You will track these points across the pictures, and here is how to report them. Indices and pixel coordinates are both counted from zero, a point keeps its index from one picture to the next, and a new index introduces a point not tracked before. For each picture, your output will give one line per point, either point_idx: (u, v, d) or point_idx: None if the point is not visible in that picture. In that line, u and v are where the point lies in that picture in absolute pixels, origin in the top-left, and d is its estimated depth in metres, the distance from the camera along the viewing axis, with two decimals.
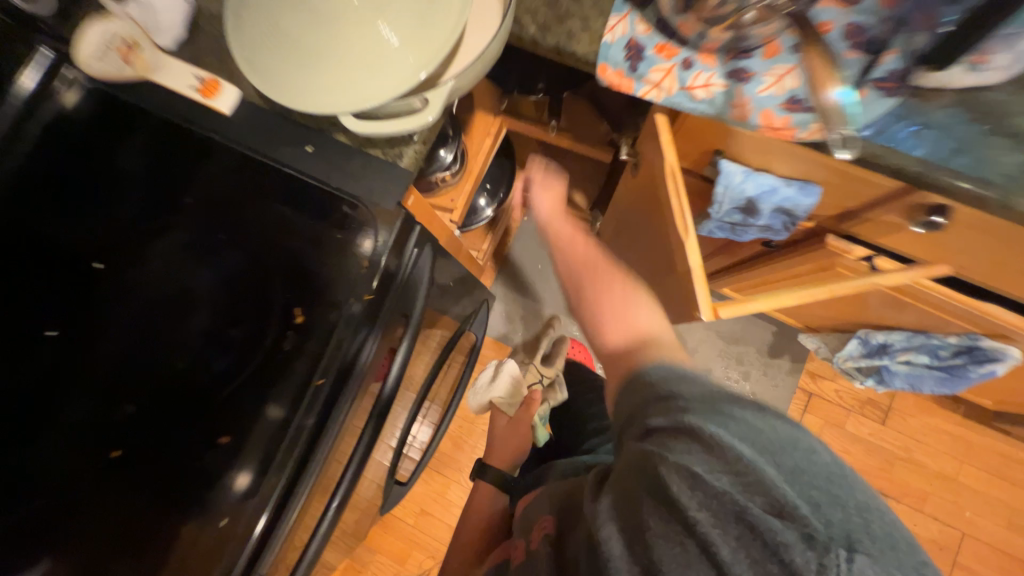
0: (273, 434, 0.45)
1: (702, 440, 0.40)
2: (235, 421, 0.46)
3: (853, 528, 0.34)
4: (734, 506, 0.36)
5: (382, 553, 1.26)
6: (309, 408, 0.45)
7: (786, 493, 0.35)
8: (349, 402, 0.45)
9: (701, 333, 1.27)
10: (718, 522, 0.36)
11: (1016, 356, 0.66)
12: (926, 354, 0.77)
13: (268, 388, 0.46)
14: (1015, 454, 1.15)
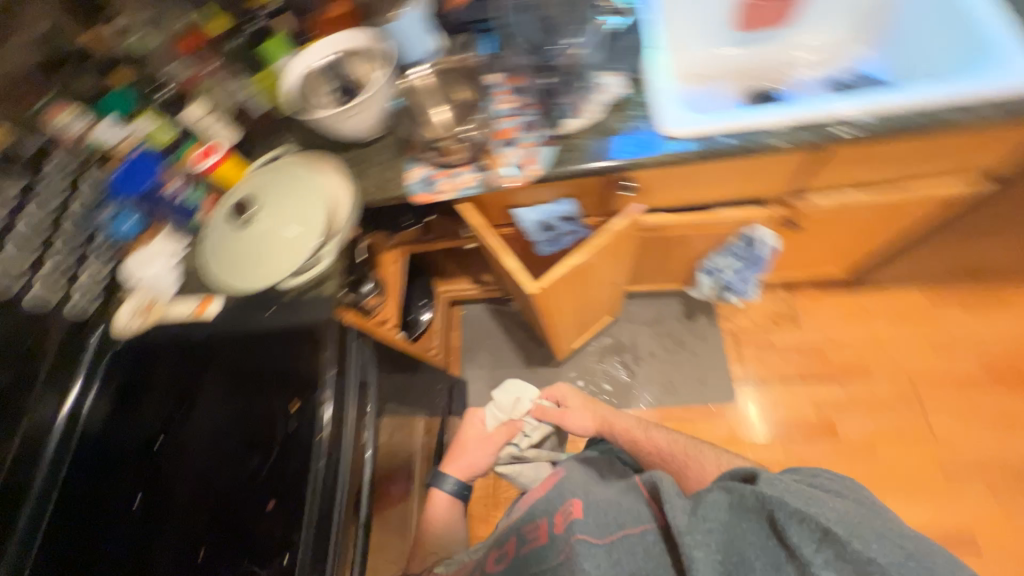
0: (303, 481, 0.67)
1: (793, 512, 0.51)
2: (274, 486, 0.67)
3: (908, 546, 0.49)
4: (854, 558, 0.47)
5: None
6: (323, 451, 0.70)
7: (861, 535, 0.49)
8: (348, 437, 0.72)
9: (629, 328, 1.51)
10: (838, 566, 0.48)
11: (763, 228, 0.97)
12: (733, 257, 1.07)
13: (290, 455, 0.69)
14: (900, 298, 1.39)
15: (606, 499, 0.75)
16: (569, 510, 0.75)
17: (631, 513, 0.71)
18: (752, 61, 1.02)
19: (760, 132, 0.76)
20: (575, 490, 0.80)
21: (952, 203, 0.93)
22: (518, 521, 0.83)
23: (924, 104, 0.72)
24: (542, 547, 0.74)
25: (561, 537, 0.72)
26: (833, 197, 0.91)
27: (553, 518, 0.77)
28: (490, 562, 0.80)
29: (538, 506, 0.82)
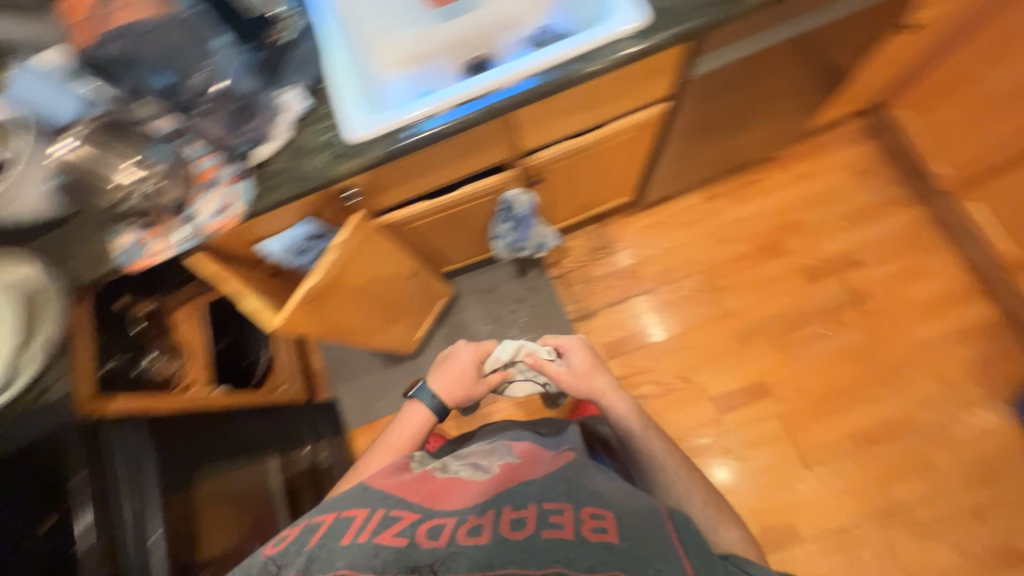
0: None
1: None
2: None
3: None
4: None
5: None
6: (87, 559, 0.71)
7: None
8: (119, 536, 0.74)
9: (474, 299, 1.59)
10: None
11: (513, 189, 1.06)
12: (508, 218, 1.15)
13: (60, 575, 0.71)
14: (686, 203, 1.58)
15: (638, 515, 0.75)
16: (602, 521, 0.72)
17: (646, 522, 0.73)
18: (461, 31, 1.04)
19: (439, 120, 0.80)
20: (605, 501, 0.77)
21: (657, 125, 1.05)
22: (513, 490, 0.79)
23: (564, 60, 0.78)
24: (542, 548, 0.68)
25: (566, 544, 0.68)
26: (555, 148, 0.99)
27: (581, 514, 0.73)
28: (433, 526, 0.74)
29: (562, 492, 0.78)
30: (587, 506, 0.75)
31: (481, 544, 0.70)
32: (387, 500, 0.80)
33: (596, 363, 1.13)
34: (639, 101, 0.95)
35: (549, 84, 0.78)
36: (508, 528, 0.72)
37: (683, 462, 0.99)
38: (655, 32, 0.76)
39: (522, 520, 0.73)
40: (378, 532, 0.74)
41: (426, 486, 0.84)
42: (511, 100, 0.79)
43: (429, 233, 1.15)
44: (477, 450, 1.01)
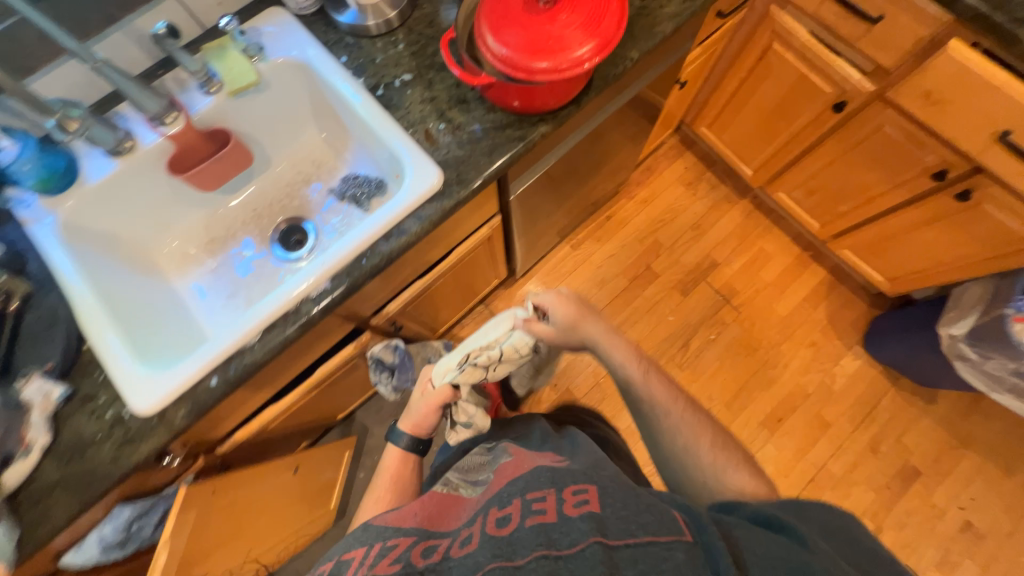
0: None
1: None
2: None
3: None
4: None
5: None
6: None
7: None
8: None
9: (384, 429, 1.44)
10: None
11: (376, 346, 0.94)
12: (381, 372, 1.02)
13: None
14: (557, 255, 1.61)
15: (626, 485, 0.55)
16: (585, 493, 0.53)
17: (636, 485, 0.54)
18: (255, 201, 0.90)
19: (248, 346, 0.65)
20: (593, 474, 0.58)
21: (500, 231, 1.02)
22: (510, 490, 0.60)
23: (376, 240, 0.69)
24: (533, 535, 0.49)
25: (554, 523, 0.50)
26: (405, 296, 0.90)
27: (563, 494, 0.54)
28: (428, 547, 0.55)
29: (547, 478, 0.59)
30: (570, 484, 0.56)
31: (505, 539, 0.50)
32: (378, 531, 0.60)
33: (583, 305, 0.78)
34: (473, 227, 0.90)
35: (367, 267, 0.68)
36: (490, 528, 0.53)
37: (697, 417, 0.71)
38: (457, 186, 0.72)
39: (508, 516, 0.54)
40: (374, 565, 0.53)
41: (417, 511, 0.64)
42: (329, 297, 0.67)
43: (299, 416, 0.99)
44: (476, 461, 0.81)
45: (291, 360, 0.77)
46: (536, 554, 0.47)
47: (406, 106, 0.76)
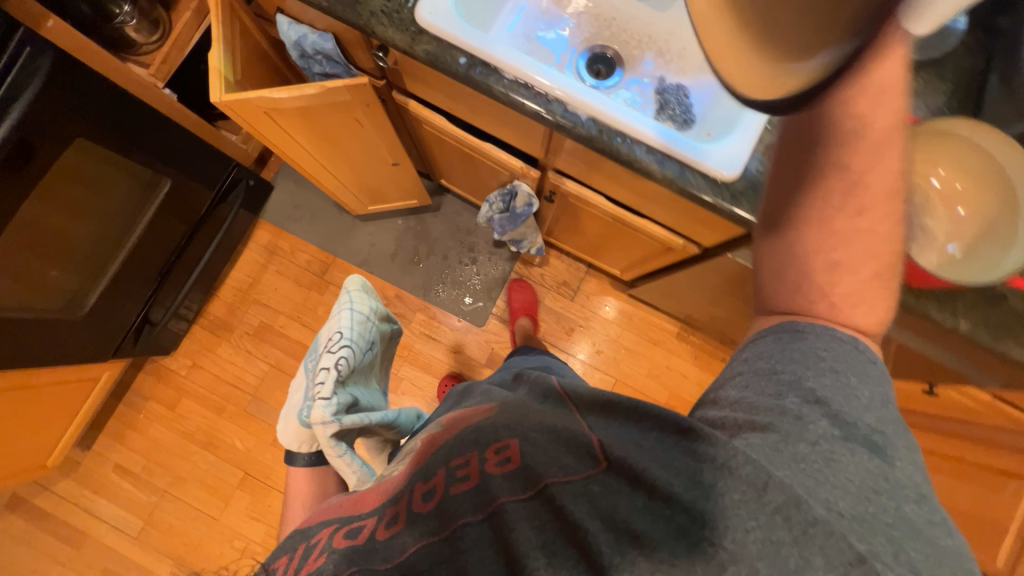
0: None
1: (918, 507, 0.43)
2: None
3: None
4: None
5: (154, 400, 1.45)
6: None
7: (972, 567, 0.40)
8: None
9: (443, 225, 1.54)
10: None
11: (525, 188, 0.98)
12: (502, 201, 1.08)
13: None
14: (660, 322, 1.55)
15: (545, 421, 0.54)
16: (507, 453, 0.51)
17: (555, 423, 0.53)
18: (621, 19, 0.91)
19: (500, 75, 0.69)
20: (508, 417, 0.57)
21: (680, 257, 0.97)
22: (433, 458, 0.56)
23: (643, 142, 0.67)
24: (447, 508, 0.49)
25: (464, 494, 0.49)
26: (585, 193, 0.90)
27: (485, 453, 0.53)
28: (353, 526, 0.52)
29: (470, 438, 0.56)
30: (493, 440, 0.54)
31: (431, 511, 0.50)
32: (309, 530, 0.56)
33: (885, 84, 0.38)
34: (677, 228, 0.86)
35: (615, 148, 0.68)
36: (416, 501, 0.51)
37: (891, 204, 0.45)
38: (727, 198, 0.68)
39: (434, 488, 0.52)
40: (318, 555, 0.51)
41: (350, 497, 0.61)
42: (572, 124, 0.68)
43: (439, 147, 1.07)
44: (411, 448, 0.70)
45: (491, 118, 0.82)
46: (462, 523, 0.47)
47: None
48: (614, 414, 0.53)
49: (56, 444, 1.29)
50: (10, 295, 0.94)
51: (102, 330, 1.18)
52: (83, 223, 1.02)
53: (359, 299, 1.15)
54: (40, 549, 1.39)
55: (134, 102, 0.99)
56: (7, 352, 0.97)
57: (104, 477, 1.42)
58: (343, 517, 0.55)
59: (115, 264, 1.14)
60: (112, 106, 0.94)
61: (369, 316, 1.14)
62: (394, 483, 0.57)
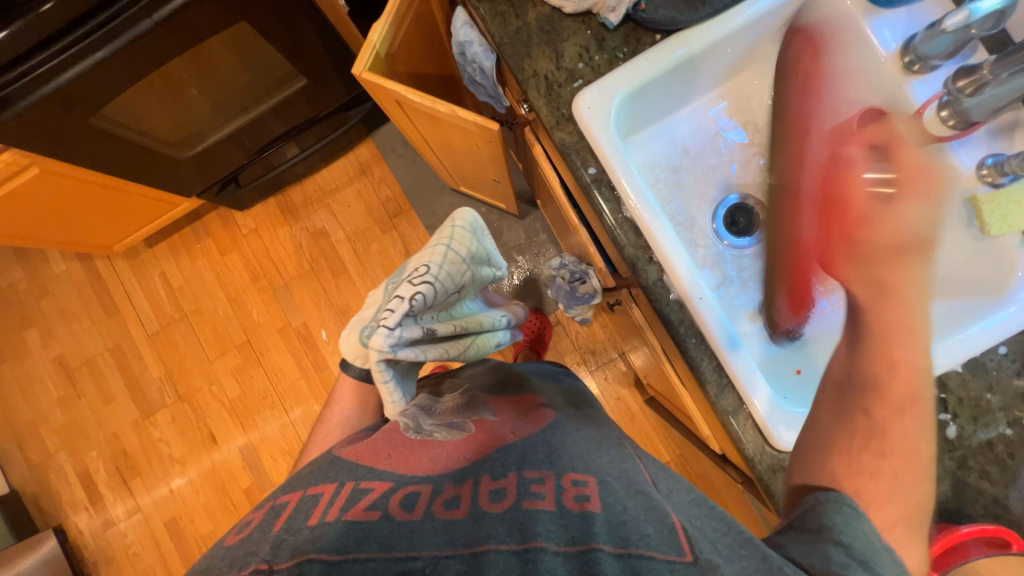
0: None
1: None
2: None
3: None
4: None
5: (213, 239, 1.61)
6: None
7: None
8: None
9: (517, 236, 1.50)
10: None
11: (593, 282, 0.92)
12: (570, 273, 1.03)
13: None
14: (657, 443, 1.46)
15: (621, 480, 0.57)
16: (586, 490, 0.54)
17: (635, 488, 0.55)
18: None
19: (617, 202, 0.62)
20: (585, 462, 0.60)
21: (698, 438, 0.89)
22: (490, 457, 0.61)
23: (717, 355, 0.59)
24: (521, 519, 0.49)
25: (544, 515, 0.50)
26: (644, 330, 0.83)
27: (563, 480, 0.55)
28: (408, 494, 0.55)
29: (545, 460, 0.60)
30: (569, 472, 0.57)
31: (499, 512, 0.51)
32: (355, 468, 0.61)
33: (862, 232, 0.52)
34: (707, 423, 0.78)
35: (682, 343, 0.60)
36: (485, 499, 0.53)
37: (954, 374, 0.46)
38: (764, 463, 0.59)
39: (504, 490, 0.54)
40: (349, 507, 0.53)
41: (393, 443, 0.66)
42: (657, 293, 0.61)
43: (543, 188, 1.01)
44: (447, 407, 0.80)
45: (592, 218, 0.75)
46: (481, 541, 0.47)
47: None
48: (705, 521, 0.52)
49: (128, 235, 1.49)
50: (140, 116, 1.04)
51: (198, 173, 1.29)
52: (221, 85, 1.10)
53: (461, 238, 0.89)
54: (86, 301, 1.65)
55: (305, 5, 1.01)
56: (112, 163, 1.08)
57: (150, 276, 1.62)
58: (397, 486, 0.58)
59: (229, 127, 1.22)
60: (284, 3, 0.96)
61: (465, 257, 0.89)
62: (457, 473, 0.60)
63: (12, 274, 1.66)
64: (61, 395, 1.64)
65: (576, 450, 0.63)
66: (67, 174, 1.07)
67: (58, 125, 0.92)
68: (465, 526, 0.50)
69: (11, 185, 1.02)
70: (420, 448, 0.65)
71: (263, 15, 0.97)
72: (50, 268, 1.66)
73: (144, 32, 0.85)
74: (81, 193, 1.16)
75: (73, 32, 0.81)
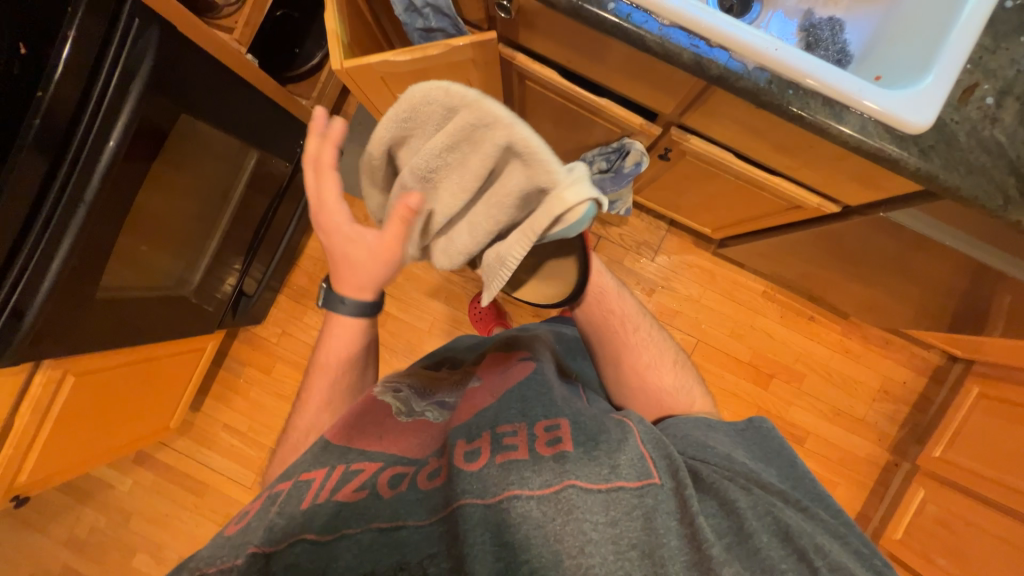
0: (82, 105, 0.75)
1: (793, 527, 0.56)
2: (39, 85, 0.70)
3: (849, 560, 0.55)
4: None
5: (251, 366, 1.54)
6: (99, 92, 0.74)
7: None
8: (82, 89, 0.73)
9: None
10: None
11: (637, 147, 0.91)
12: (605, 160, 1.00)
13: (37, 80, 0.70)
14: (744, 281, 1.50)
15: (587, 417, 0.65)
16: (559, 432, 0.61)
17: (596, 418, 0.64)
18: None
19: (656, 16, 0.61)
20: (562, 407, 0.66)
21: (807, 215, 0.90)
22: (462, 424, 0.64)
23: (817, 90, 0.60)
24: (496, 474, 0.55)
25: (519, 464, 0.57)
26: (711, 150, 0.84)
27: (539, 426, 0.62)
28: (393, 474, 0.61)
29: (519, 413, 0.65)
30: (542, 420, 0.63)
31: (482, 467, 0.56)
32: (346, 452, 0.63)
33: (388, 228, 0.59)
34: (822, 187, 0.79)
35: (784, 101, 0.61)
36: (459, 460, 0.58)
37: (667, 353, 0.83)
38: (913, 151, 0.60)
39: (478, 450, 0.59)
40: (340, 488, 0.59)
41: (390, 434, 0.67)
42: (735, 71, 0.61)
43: (535, 105, 1.00)
44: (440, 387, 0.82)
45: (615, 70, 0.75)
46: (459, 495, 0.54)
47: (996, 44, 0.62)
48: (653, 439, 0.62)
49: (177, 407, 1.41)
50: (137, 269, 0.99)
51: (210, 302, 1.23)
52: (188, 199, 1.04)
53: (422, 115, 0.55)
54: (170, 495, 1.56)
55: (225, 75, 0.97)
56: (134, 331, 1.03)
57: (215, 434, 1.55)
58: (356, 452, 0.63)
59: (215, 239, 1.16)
60: (208, 80, 0.92)
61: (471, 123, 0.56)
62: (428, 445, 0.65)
63: (87, 518, 1.56)
64: None
65: (537, 386, 0.70)
66: (97, 368, 1.00)
67: (71, 322, 0.85)
68: (438, 499, 0.56)
69: (55, 411, 0.94)
70: (410, 434, 0.68)
71: (199, 102, 0.92)
72: (116, 490, 1.57)
73: (108, 170, 0.77)
74: (118, 383, 1.09)
75: (47, 202, 0.75)
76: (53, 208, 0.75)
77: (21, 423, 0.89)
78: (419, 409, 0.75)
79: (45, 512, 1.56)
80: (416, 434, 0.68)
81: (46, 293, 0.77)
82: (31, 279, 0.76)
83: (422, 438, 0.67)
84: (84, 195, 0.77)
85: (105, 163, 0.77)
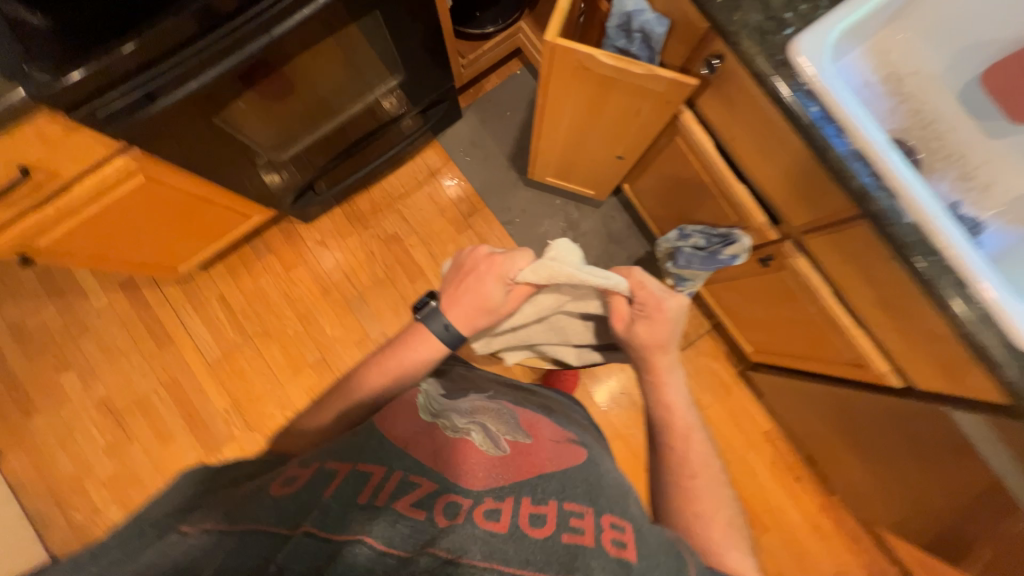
0: None
1: None
2: None
3: None
4: None
5: (275, 256, 1.53)
6: None
7: None
8: None
9: (596, 224, 1.52)
10: None
11: (745, 241, 0.94)
12: (704, 239, 1.05)
13: None
14: (754, 413, 1.49)
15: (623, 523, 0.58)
16: (614, 535, 0.55)
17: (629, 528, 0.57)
18: (943, 123, 0.83)
19: (845, 134, 0.64)
20: (595, 500, 0.60)
21: (865, 378, 0.91)
22: (528, 482, 0.60)
23: (956, 269, 0.62)
24: (566, 554, 0.50)
25: (587, 551, 0.51)
26: (811, 275, 0.87)
27: (598, 523, 0.56)
28: (449, 498, 0.55)
29: (586, 495, 0.60)
30: (572, 501, 0.58)
31: (499, 531, 0.51)
32: (403, 459, 0.62)
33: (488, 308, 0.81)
34: (902, 358, 0.81)
35: (922, 263, 0.63)
36: (480, 514, 0.53)
37: (726, 510, 0.79)
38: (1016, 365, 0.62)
39: (502, 511, 0.54)
40: (398, 495, 0.55)
41: (442, 453, 0.63)
42: (892, 216, 0.63)
43: (669, 161, 1.04)
44: (480, 407, 0.79)
45: (773, 165, 0.79)
46: (467, 546, 0.48)
47: None
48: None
49: (192, 257, 1.39)
50: (251, 117, 1.00)
51: (283, 177, 1.24)
52: (328, 83, 1.07)
53: (560, 255, 0.79)
54: (132, 334, 1.51)
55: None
56: (214, 167, 1.03)
57: (207, 300, 1.52)
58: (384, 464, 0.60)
59: (323, 128, 1.18)
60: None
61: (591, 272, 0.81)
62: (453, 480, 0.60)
63: (44, 314, 1.51)
64: (107, 441, 1.48)
65: (580, 477, 0.64)
66: (163, 181, 0.99)
67: (175, 127, 0.85)
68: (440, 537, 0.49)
69: (106, 198, 0.93)
70: (461, 458, 0.63)
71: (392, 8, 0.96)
72: (87, 303, 1.52)
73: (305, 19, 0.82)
74: (168, 205, 1.08)
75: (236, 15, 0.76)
76: (236, 23, 0.76)
77: (74, 192, 0.87)
78: (461, 423, 0.72)
79: (7, 289, 1.50)
80: (467, 462, 0.62)
81: (191, 90, 0.79)
82: (183, 73, 0.77)
83: (476, 467, 0.62)
84: (272, 28, 0.80)
85: (306, 12, 0.82)
